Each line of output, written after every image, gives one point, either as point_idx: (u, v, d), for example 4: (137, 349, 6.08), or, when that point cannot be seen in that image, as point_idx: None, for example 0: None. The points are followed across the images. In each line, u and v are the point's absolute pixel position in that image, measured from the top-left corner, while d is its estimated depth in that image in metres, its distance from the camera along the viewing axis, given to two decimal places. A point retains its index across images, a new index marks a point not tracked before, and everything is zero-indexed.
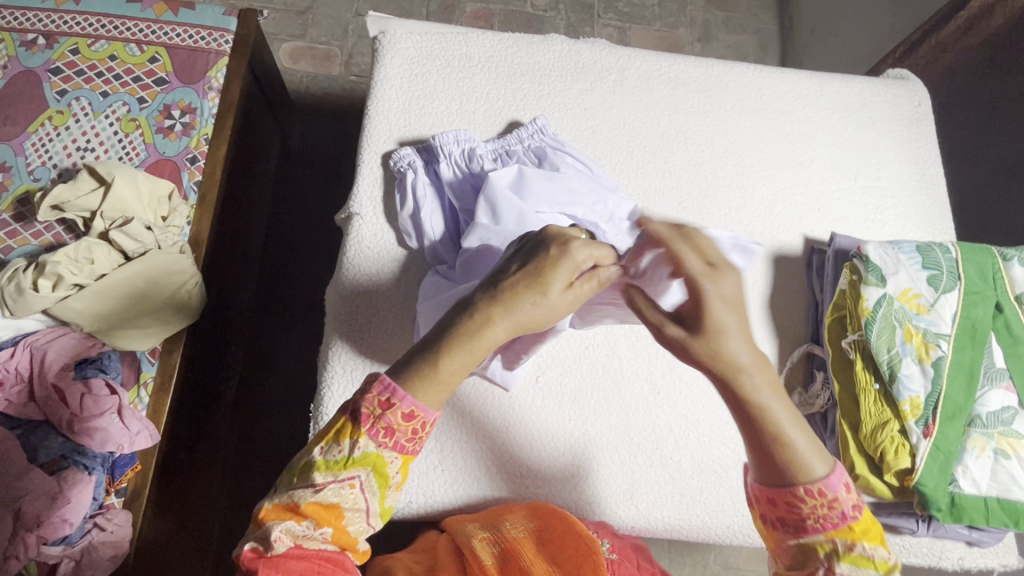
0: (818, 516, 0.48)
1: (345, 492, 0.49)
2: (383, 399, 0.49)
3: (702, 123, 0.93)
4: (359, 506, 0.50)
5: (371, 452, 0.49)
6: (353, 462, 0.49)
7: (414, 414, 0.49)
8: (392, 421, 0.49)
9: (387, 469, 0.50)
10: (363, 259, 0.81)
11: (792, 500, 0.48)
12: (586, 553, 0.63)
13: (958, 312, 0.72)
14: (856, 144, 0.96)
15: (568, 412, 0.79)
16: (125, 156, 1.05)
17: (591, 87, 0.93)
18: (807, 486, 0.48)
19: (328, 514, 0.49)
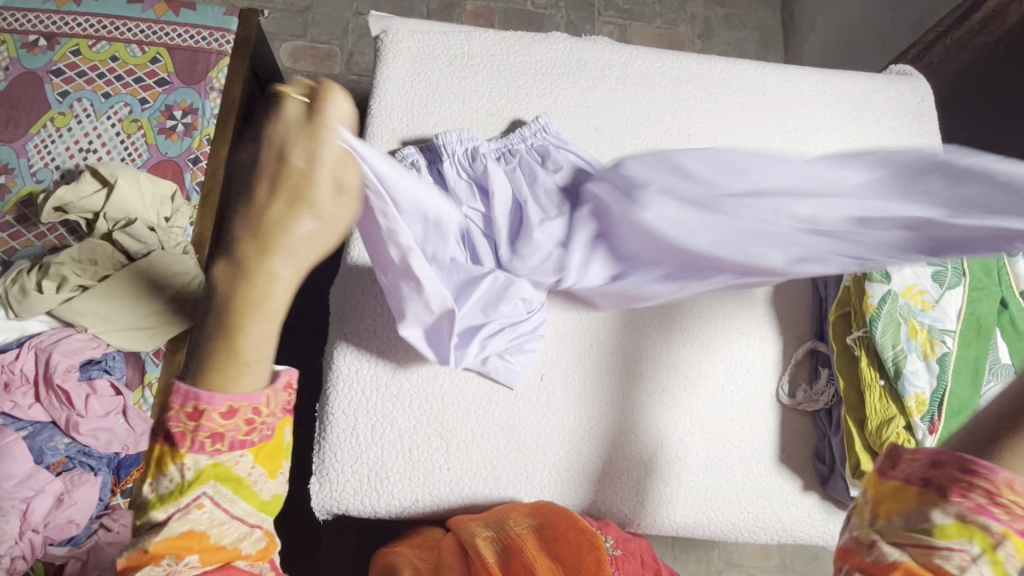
0: None
1: (194, 515, 0.45)
2: (191, 412, 0.45)
3: (705, 120, 0.93)
4: (223, 520, 0.46)
5: (205, 464, 0.45)
6: (190, 485, 0.45)
7: (233, 408, 0.45)
8: (213, 427, 0.45)
9: (235, 472, 0.46)
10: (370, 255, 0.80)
11: None
12: (588, 549, 0.62)
13: (963, 308, 0.71)
14: (859, 141, 0.96)
15: (574, 411, 0.79)
16: (127, 157, 1.05)
17: (593, 85, 0.93)
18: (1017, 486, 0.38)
19: (187, 540, 0.44)
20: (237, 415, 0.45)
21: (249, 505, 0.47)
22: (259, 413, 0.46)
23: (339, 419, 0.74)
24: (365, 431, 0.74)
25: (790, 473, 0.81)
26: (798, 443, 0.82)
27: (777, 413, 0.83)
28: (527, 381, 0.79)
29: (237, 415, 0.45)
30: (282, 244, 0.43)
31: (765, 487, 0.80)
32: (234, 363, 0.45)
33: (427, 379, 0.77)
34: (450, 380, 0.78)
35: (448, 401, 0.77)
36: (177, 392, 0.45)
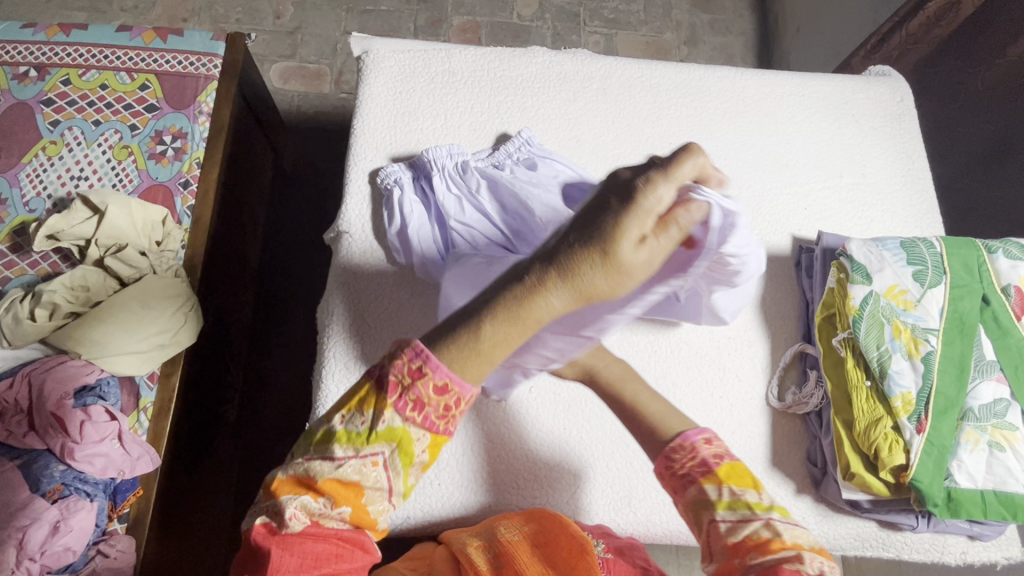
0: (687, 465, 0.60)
1: (363, 468, 0.47)
2: (416, 374, 0.46)
3: (686, 127, 0.94)
4: (381, 483, 0.48)
5: (396, 426, 0.46)
6: (373, 437, 0.47)
7: (443, 390, 0.46)
8: (425, 395, 0.46)
9: (411, 445, 0.47)
10: (355, 267, 0.82)
11: (670, 461, 0.61)
12: (580, 556, 0.64)
13: (945, 306, 0.72)
14: (840, 142, 0.97)
15: (562, 421, 0.79)
16: (118, 183, 1.06)
17: (574, 97, 0.94)
18: (673, 442, 0.62)
19: (349, 490, 0.47)
20: (442, 396, 0.46)
21: (404, 480, 0.49)
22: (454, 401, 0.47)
23: None
24: None
25: (784, 476, 0.77)
26: (791, 446, 0.79)
27: (768, 417, 0.80)
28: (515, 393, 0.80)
29: (438, 397, 0.46)
30: (577, 272, 0.43)
31: None
32: (472, 353, 0.45)
33: None
34: None
35: None
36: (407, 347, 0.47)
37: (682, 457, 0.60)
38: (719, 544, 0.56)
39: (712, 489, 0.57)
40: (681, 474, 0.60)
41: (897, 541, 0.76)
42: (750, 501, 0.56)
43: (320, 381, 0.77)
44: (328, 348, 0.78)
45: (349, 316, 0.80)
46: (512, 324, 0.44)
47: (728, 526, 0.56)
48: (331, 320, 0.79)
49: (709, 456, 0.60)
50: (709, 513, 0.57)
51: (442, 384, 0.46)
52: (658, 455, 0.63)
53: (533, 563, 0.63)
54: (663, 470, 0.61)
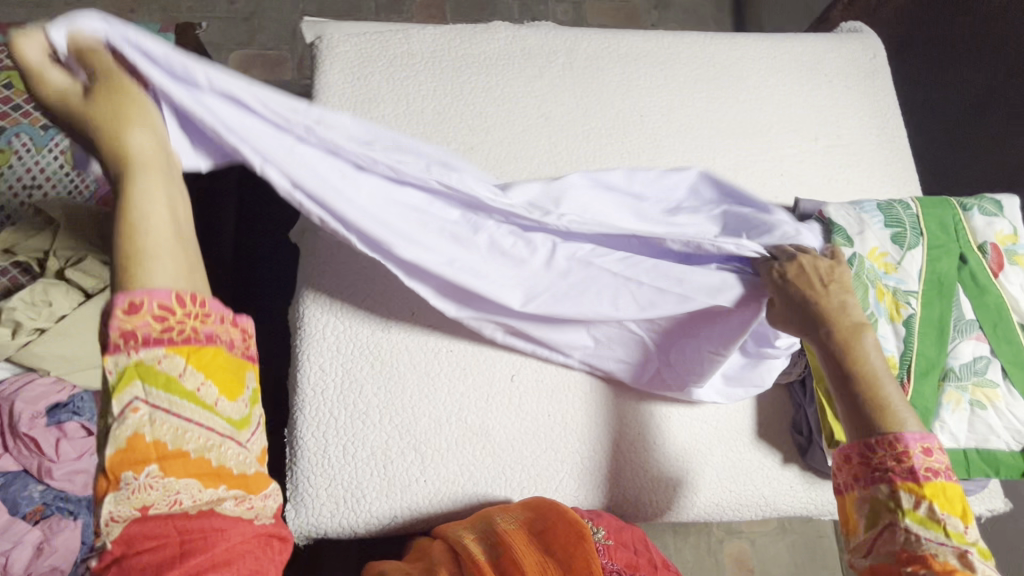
0: (887, 465, 0.56)
1: (133, 419, 0.41)
2: (121, 314, 0.41)
3: (656, 98, 0.92)
4: (208, 438, 0.44)
5: (152, 360, 0.42)
6: (116, 385, 0.41)
7: (166, 314, 0.43)
8: (176, 315, 0.43)
9: (182, 383, 0.43)
10: (320, 285, 0.78)
11: (867, 452, 0.57)
12: (576, 543, 0.62)
13: (924, 267, 0.71)
14: (815, 104, 0.95)
15: (547, 408, 0.78)
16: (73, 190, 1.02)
17: (540, 73, 0.91)
18: (890, 434, 0.56)
19: (139, 450, 0.41)
20: (180, 309, 0.43)
21: (207, 415, 0.44)
22: (206, 310, 0.45)
23: (309, 442, 0.72)
24: (336, 452, 0.72)
25: (770, 447, 0.80)
26: (776, 416, 0.81)
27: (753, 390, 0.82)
28: (496, 382, 0.77)
29: (178, 309, 0.43)
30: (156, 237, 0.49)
31: (745, 464, 0.79)
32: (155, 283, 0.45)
33: (395, 391, 0.75)
34: (419, 389, 0.75)
35: (419, 412, 0.75)
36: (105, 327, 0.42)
37: (885, 450, 0.56)
38: (892, 557, 0.53)
39: (906, 496, 0.54)
40: (877, 468, 0.56)
41: None
42: (948, 527, 0.53)
43: (298, 407, 0.73)
44: (301, 374, 0.74)
45: (321, 346, 0.75)
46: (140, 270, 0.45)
47: (911, 539, 0.53)
48: (307, 320, 0.76)
49: (919, 465, 0.55)
50: (888, 516, 0.55)
51: (159, 309, 0.42)
52: (862, 440, 0.57)
53: (530, 553, 0.63)
54: (853, 456, 0.58)
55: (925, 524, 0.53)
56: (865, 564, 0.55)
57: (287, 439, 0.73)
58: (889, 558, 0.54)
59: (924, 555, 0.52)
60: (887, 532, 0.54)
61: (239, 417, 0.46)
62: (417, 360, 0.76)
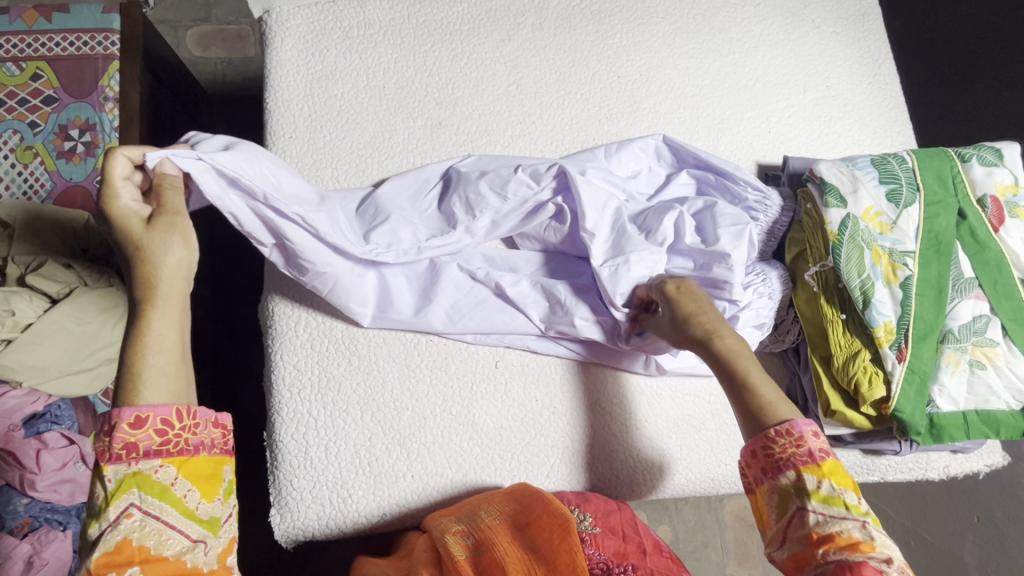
0: (789, 453, 0.56)
1: (125, 525, 0.45)
2: (126, 428, 0.46)
3: (634, 57, 0.86)
4: (183, 542, 0.46)
5: (150, 470, 0.46)
6: (114, 494, 0.45)
7: (166, 428, 0.48)
8: (168, 428, 0.48)
9: (173, 492, 0.47)
10: (289, 281, 0.73)
11: (767, 447, 0.57)
12: (562, 537, 0.61)
13: (921, 226, 0.68)
14: (802, 53, 0.89)
15: (535, 393, 0.75)
16: (28, 190, 0.96)
17: (508, 37, 0.84)
18: (777, 427, 0.57)
19: (124, 553, 0.44)
20: (176, 423, 0.48)
21: (186, 520, 0.47)
22: (196, 422, 0.49)
23: (290, 444, 0.70)
24: (318, 453, 0.70)
25: None
26: None
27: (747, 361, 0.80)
28: (480, 369, 0.75)
29: (175, 423, 0.48)
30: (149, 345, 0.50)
31: (740, 437, 0.78)
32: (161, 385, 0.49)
33: (376, 386, 0.72)
34: (401, 382, 0.73)
35: (402, 406, 0.72)
36: (114, 417, 0.46)
37: (785, 440, 0.56)
38: (804, 543, 0.53)
39: (809, 478, 0.55)
40: (780, 459, 0.56)
41: (882, 466, 0.76)
42: (848, 501, 0.54)
43: (275, 408, 0.70)
44: (274, 373, 0.71)
45: (295, 344, 0.72)
46: (161, 378, 0.49)
47: (818, 518, 0.53)
48: (279, 317, 0.72)
49: (813, 447, 0.56)
50: (795, 501, 0.55)
51: (160, 424, 0.47)
52: (757, 437, 0.58)
53: (513, 549, 0.62)
54: (757, 452, 0.57)
55: (828, 500, 0.54)
56: (784, 556, 0.55)
57: (267, 443, 0.71)
58: (801, 544, 0.54)
59: (830, 534, 0.52)
60: (798, 516, 0.54)
61: (215, 518, 0.49)
62: (397, 352, 0.73)
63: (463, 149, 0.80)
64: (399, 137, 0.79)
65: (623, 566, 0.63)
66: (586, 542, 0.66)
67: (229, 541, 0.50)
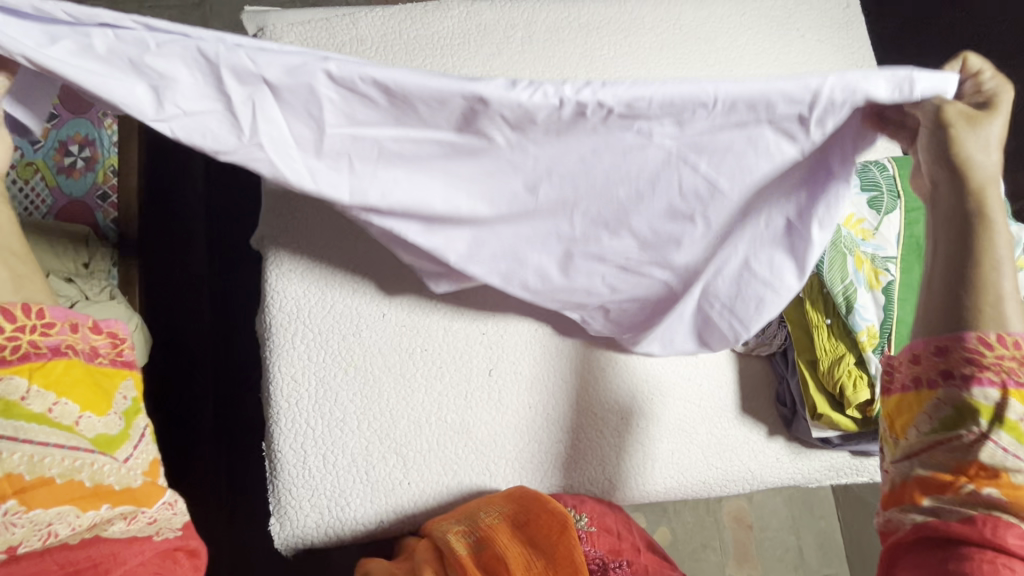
0: (995, 369, 0.49)
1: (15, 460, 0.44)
2: None
3: (622, 68, 0.87)
4: (73, 459, 0.47)
5: (15, 396, 0.45)
6: None
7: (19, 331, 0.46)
8: (20, 332, 0.46)
9: (47, 416, 0.46)
10: (287, 292, 0.74)
11: (967, 358, 0.50)
12: (560, 535, 0.63)
13: (901, 232, 0.69)
14: (787, 61, 0.91)
15: (528, 400, 0.76)
16: (30, 208, 0.95)
17: (498, 50, 0.86)
18: (980, 335, 0.50)
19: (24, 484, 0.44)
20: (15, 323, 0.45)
21: (73, 438, 0.47)
22: (49, 321, 0.47)
23: (288, 454, 0.71)
24: (317, 462, 0.71)
25: (754, 421, 0.80)
26: (759, 389, 0.80)
27: (734, 363, 0.81)
28: (473, 379, 0.76)
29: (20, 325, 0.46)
30: None
31: (730, 440, 0.79)
32: None
33: (371, 396, 0.74)
34: (396, 392, 0.74)
35: (398, 414, 0.74)
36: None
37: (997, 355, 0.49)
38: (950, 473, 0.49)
39: (1012, 408, 0.48)
40: (968, 371, 0.50)
41: (870, 465, 0.80)
42: None
43: (274, 419, 0.72)
44: (272, 382, 0.72)
45: (292, 356, 0.73)
46: None
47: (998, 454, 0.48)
48: (273, 327, 0.74)
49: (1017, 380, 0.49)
50: (970, 429, 0.49)
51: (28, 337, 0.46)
52: (953, 341, 0.51)
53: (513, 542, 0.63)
54: (951, 359, 0.51)
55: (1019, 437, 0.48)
56: (915, 473, 0.51)
57: (266, 454, 0.72)
58: (946, 467, 0.50)
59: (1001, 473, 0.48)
60: (959, 439, 0.50)
61: (110, 436, 0.49)
62: (392, 363, 0.75)
63: None
64: None
65: (619, 561, 0.67)
66: (583, 540, 0.68)
67: (153, 459, 0.52)
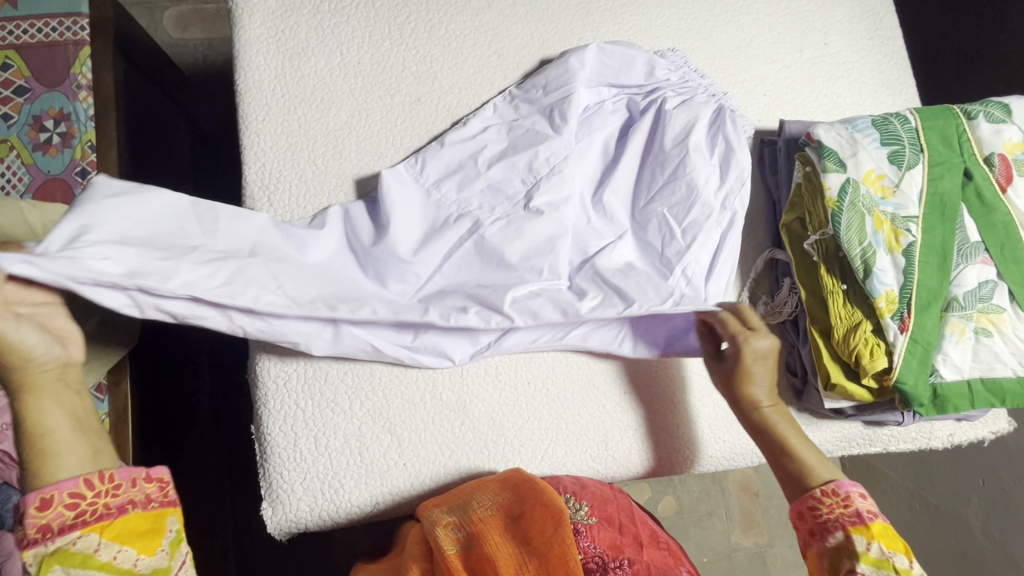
0: (834, 514, 0.61)
1: None
2: (33, 512, 0.45)
3: (622, 20, 0.82)
4: None
5: (67, 545, 0.45)
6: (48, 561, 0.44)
7: (77, 500, 0.47)
8: (92, 498, 0.47)
9: (98, 558, 0.46)
10: None
11: (817, 515, 0.62)
12: (554, 530, 0.59)
13: (925, 188, 0.64)
14: (799, 9, 0.85)
15: (526, 375, 0.73)
16: (7, 185, 0.94)
17: (487, 4, 0.80)
18: (822, 487, 0.63)
19: None
20: (88, 492, 0.47)
21: None
22: (116, 482, 0.48)
23: (278, 438, 0.68)
24: (308, 445, 0.68)
25: None
26: None
27: None
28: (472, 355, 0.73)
29: (88, 492, 0.47)
30: None
31: None
32: None
33: (363, 375, 0.71)
34: (389, 370, 0.71)
35: (391, 394, 0.71)
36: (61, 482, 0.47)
37: (830, 501, 0.62)
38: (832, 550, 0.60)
39: (858, 540, 0.58)
40: (827, 521, 0.61)
41: (884, 436, 0.77)
42: (897, 564, 0.57)
43: (262, 401, 0.69)
44: (256, 360, 0.69)
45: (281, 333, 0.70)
46: None
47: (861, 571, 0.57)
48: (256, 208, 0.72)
49: (861, 511, 0.60)
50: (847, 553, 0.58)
51: (69, 498, 0.46)
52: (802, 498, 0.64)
53: (504, 544, 0.60)
54: (805, 514, 0.63)
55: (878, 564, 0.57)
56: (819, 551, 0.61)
57: (255, 436, 0.69)
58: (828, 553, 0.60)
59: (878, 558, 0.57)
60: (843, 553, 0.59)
61: (160, 568, 0.48)
62: None
63: (444, 126, 0.77)
64: (377, 116, 0.76)
65: (619, 560, 0.61)
66: (581, 534, 0.64)
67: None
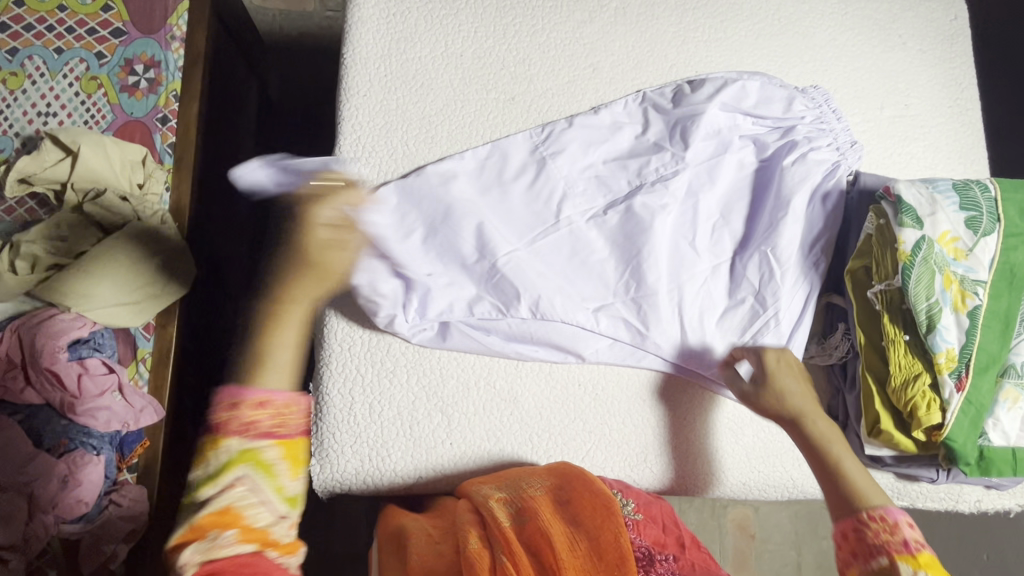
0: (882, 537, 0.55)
1: (231, 493, 0.47)
2: (250, 408, 0.48)
3: (714, 54, 0.84)
4: (266, 513, 0.49)
5: (257, 449, 0.48)
6: (215, 469, 0.47)
7: (281, 412, 0.49)
8: (271, 415, 0.49)
9: (264, 463, 0.48)
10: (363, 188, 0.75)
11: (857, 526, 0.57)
12: (605, 514, 0.60)
13: (997, 256, 0.67)
14: (885, 68, 0.88)
15: (576, 376, 0.76)
16: (89, 120, 0.91)
17: (590, 18, 0.83)
18: (870, 510, 0.57)
19: (226, 517, 0.47)
20: (292, 407, 0.50)
21: (275, 494, 0.49)
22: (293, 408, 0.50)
23: (335, 399, 0.70)
24: (363, 409, 0.71)
25: None
26: None
27: None
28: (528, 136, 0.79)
29: (284, 409, 0.49)
30: None
31: (775, 446, 0.78)
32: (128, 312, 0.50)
33: (423, 351, 0.73)
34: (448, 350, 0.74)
35: (447, 374, 0.73)
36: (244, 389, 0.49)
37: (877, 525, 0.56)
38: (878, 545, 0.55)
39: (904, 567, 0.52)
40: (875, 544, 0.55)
41: (913, 491, 0.78)
42: None
43: (325, 360, 0.71)
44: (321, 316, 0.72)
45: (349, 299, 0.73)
46: None
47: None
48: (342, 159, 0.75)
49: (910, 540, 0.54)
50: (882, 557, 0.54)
51: (277, 406, 0.49)
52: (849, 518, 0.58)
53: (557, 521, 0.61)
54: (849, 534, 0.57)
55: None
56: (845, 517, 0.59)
57: (312, 393, 0.71)
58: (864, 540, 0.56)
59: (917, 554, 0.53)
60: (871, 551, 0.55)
61: (296, 494, 0.50)
62: None
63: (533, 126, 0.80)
64: (472, 108, 0.79)
65: (665, 555, 0.61)
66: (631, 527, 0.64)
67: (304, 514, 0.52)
